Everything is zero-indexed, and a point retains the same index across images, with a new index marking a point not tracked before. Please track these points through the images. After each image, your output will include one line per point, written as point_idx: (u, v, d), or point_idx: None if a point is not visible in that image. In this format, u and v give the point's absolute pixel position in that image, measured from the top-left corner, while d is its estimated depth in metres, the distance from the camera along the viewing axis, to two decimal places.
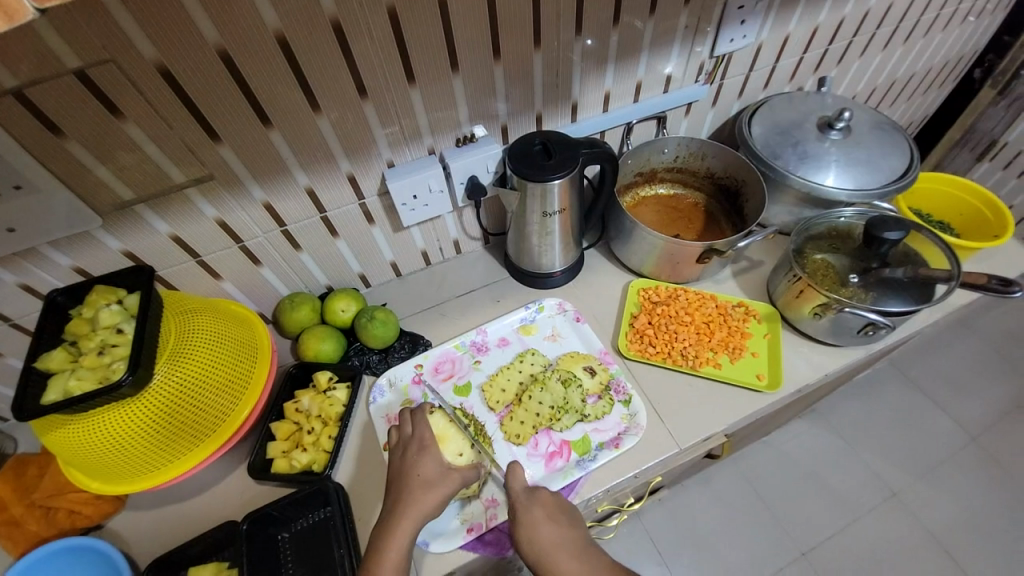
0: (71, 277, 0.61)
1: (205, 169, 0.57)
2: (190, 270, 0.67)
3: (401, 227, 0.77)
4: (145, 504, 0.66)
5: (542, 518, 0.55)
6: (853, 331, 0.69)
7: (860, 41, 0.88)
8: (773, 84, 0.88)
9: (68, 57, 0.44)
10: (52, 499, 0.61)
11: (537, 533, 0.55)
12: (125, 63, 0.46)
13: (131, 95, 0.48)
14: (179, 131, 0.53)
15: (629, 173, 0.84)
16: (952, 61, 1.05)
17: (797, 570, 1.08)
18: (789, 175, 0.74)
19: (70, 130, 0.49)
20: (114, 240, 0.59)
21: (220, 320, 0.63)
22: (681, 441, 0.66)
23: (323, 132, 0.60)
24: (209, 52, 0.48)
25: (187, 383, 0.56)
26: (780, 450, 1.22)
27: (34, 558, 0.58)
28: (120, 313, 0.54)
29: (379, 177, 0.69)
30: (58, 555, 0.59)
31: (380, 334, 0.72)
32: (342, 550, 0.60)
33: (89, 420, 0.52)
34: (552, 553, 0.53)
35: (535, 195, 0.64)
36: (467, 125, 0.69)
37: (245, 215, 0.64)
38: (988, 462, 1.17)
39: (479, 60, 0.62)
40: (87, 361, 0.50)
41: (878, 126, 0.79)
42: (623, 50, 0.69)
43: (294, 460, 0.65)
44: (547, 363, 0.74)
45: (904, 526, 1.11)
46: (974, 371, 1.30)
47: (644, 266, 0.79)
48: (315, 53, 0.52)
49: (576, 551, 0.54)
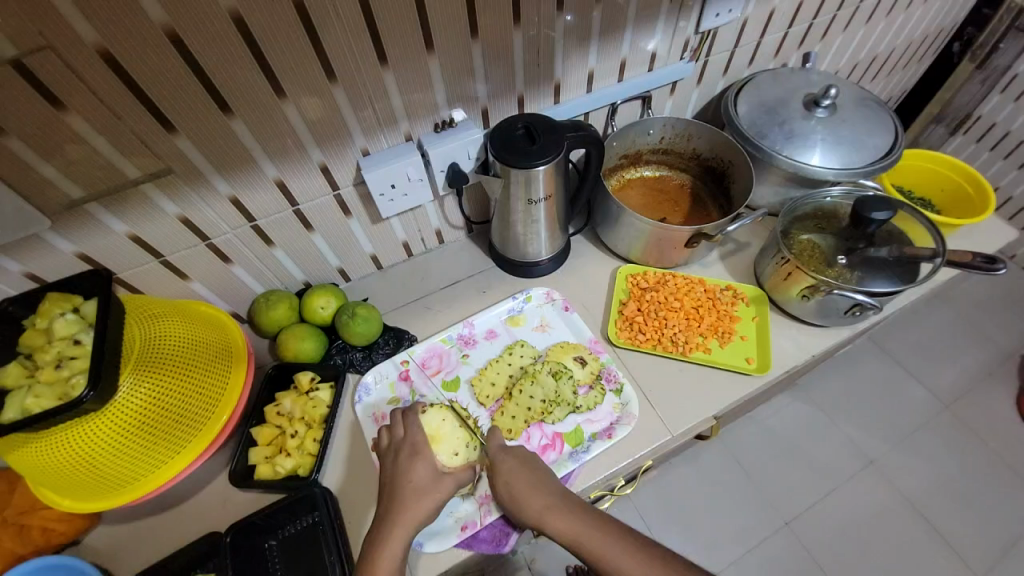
0: (24, 284, 0.56)
1: (161, 161, 0.53)
2: (154, 270, 0.62)
3: (380, 218, 0.74)
4: (122, 517, 0.63)
5: (527, 489, 0.56)
6: (840, 312, 0.69)
7: (844, 16, 0.87)
8: (757, 60, 0.86)
9: (2, 45, 0.40)
10: (24, 516, 0.57)
11: (529, 504, 0.55)
12: (65, 50, 0.42)
13: (74, 83, 0.44)
14: (129, 122, 0.48)
15: (614, 156, 0.82)
16: (932, 34, 1.05)
17: (782, 539, 1.11)
18: (775, 155, 0.73)
19: (8, 126, 0.44)
20: (67, 242, 0.55)
21: (190, 324, 0.59)
22: (674, 427, 0.66)
23: (290, 118, 0.56)
24: (157, 33, 0.44)
25: (158, 392, 0.53)
26: (763, 425, 1.24)
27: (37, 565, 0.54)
28: (76, 323, 0.50)
29: (353, 166, 0.65)
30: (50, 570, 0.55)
31: (362, 331, 0.69)
32: (333, 557, 0.58)
33: (52, 437, 0.48)
34: (551, 519, 0.54)
35: (519, 181, 0.61)
36: (446, 109, 0.65)
37: (211, 211, 0.60)
38: (960, 428, 1.22)
39: (457, 39, 0.58)
40: (43, 376, 0.47)
41: (863, 102, 0.78)
42: (607, 26, 0.66)
43: (278, 467, 0.62)
44: (537, 355, 0.72)
45: (882, 491, 1.15)
46: (948, 340, 1.34)
47: (631, 251, 0.77)
48: (275, 32, 0.48)
49: (567, 509, 0.54)
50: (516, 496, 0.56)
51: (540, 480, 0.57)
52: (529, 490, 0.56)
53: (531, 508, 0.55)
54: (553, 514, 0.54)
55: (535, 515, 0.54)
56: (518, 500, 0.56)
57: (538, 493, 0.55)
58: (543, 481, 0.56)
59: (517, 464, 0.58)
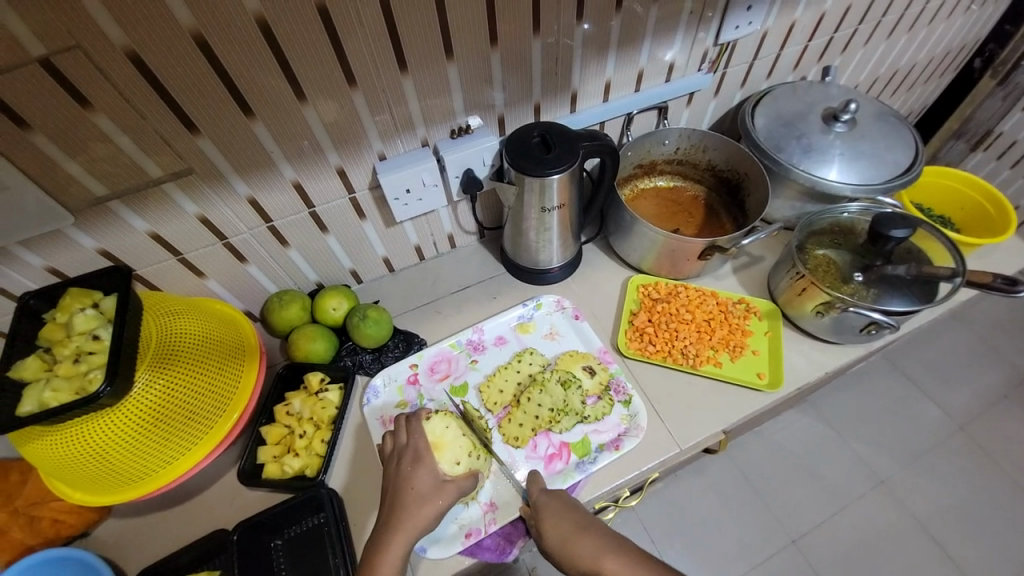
0: (45, 278, 0.57)
1: (183, 161, 0.54)
2: (171, 268, 0.63)
3: (394, 222, 0.74)
4: (131, 511, 0.63)
5: (574, 531, 0.54)
6: (855, 330, 0.68)
7: (866, 29, 0.86)
8: (776, 73, 0.86)
9: (32, 46, 0.41)
10: (35, 507, 0.58)
11: (573, 544, 0.54)
12: (93, 50, 0.43)
13: (101, 84, 0.45)
14: (154, 123, 0.49)
15: (629, 165, 0.82)
16: (954, 50, 1.04)
17: (787, 556, 1.10)
18: (792, 169, 0.73)
19: (36, 123, 0.45)
20: (88, 238, 0.56)
21: (205, 322, 0.60)
22: (681, 441, 0.66)
23: (310, 122, 0.57)
24: (184, 37, 0.44)
25: (172, 388, 0.53)
26: (772, 440, 1.23)
27: (54, 555, 0.56)
28: (96, 318, 0.51)
29: (370, 171, 0.66)
30: (64, 561, 0.57)
31: (373, 333, 0.70)
32: (337, 560, 0.58)
33: (68, 430, 0.49)
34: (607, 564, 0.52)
35: (533, 189, 0.61)
36: (462, 116, 0.66)
37: (229, 211, 0.61)
38: (975, 450, 1.19)
39: (476, 48, 0.59)
40: (62, 369, 0.48)
41: (883, 117, 0.77)
42: (626, 37, 0.66)
43: (285, 466, 0.63)
44: (546, 363, 0.72)
45: (892, 512, 1.13)
46: (963, 360, 1.32)
47: (643, 261, 0.77)
48: (298, 37, 0.49)
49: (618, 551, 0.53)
50: (565, 542, 0.54)
51: (585, 519, 0.56)
52: (578, 531, 0.54)
53: (584, 552, 0.53)
54: (607, 558, 0.52)
55: (589, 561, 0.53)
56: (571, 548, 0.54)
57: (586, 537, 0.54)
58: (589, 521, 0.55)
59: (561, 506, 0.57)
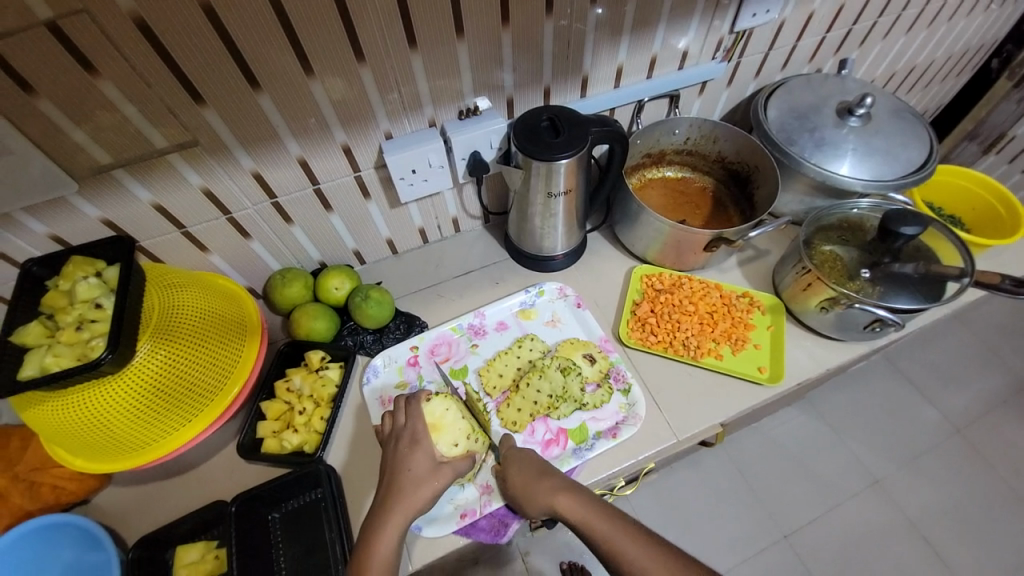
0: (49, 246, 0.57)
1: (188, 133, 0.53)
2: (174, 241, 0.63)
3: (398, 203, 0.74)
4: (130, 481, 0.64)
5: (533, 476, 0.57)
6: (860, 327, 0.67)
7: (884, 23, 0.84)
8: (791, 65, 0.84)
9: (39, 8, 0.40)
10: (35, 473, 0.58)
11: (527, 484, 0.56)
12: (100, 15, 0.42)
13: (108, 51, 0.44)
14: (159, 92, 0.49)
15: (637, 154, 0.81)
16: (973, 48, 1.02)
17: (778, 551, 1.10)
18: (804, 162, 0.72)
19: (41, 87, 0.45)
20: (93, 206, 0.56)
21: (207, 296, 0.60)
22: (679, 431, 0.66)
23: (317, 97, 0.56)
24: (192, 5, 0.44)
25: (173, 360, 0.53)
26: (768, 437, 1.23)
27: (60, 520, 0.57)
28: (98, 287, 0.51)
29: (376, 149, 0.65)
30: (68, 526, 0.58)
31: (374, 314, 0.70)
32: (333, 534, 0.59)
33: (70, 397, 0.50)
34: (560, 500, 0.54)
35: (540, 173, 0.60)
36: (471, 97, 0.65)
37: (233, 185, 0.60)
38: (972, 454, 1.19)
39: (488, 28, 0.58)
40: (65, 336, 0.48)
41: (898, 114, 0.76)
42: (640, 22, 0.65)
43: (285, 441, 0.63)
44: (547, 350, 0.72)
45: (885, 512, 1.13)
46: (965, 363, 1.31)
47: (648, 251, 0.76)
48: (306, 9, 0.48)
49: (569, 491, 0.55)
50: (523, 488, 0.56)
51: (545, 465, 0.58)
52: (536, 477, 0.57)
53: (539, 492, 0.55)
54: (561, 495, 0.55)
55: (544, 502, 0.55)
56: (528, 489, 0.56)
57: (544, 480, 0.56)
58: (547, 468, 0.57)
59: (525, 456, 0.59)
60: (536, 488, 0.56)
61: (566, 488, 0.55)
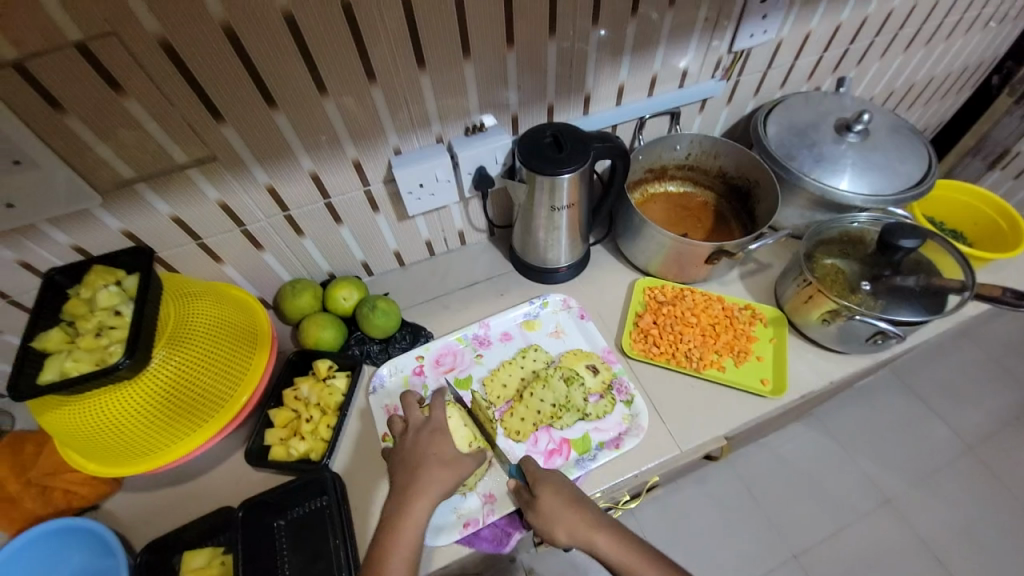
0: (70, 256, 0.60)
1: (207, 149, 0.56)
2: (190, 252, 0.65)
3: (406, 216, 0.76)
4: (140, 486, 0.65)
5: (560, 505, 0.55)
6: (861, 339, 0.67)
7: (882, 42, 0.86)
8: (790, 83, 0.86)
9: (69, 29, 0.43)
10: (48, 478, 0.59)
11: (552, 516, 0.54)
12: (127, 37, 0.45)
13: (135, 72, 0.47)
14: (181, 110, 0.51)
15: (640, 169, 0.83)
16: (972, 66, 1.03)
17: (787, 571, 1.08)
18: (803, 177, 0.73)
19: (70, 105, 0.47)
20: (115, 219, 0.58)
21: (220, 305, 0.62)
22: (682, 443, 0.66)
23: (330, 115, 0.58)
24: (215, 29, 0.47)
25: (187, 367, 0.55)
26: (776, 453, 1.22)
27: (81, 525, 0.59)
28: (118, 295, 0.53)
29: (384, 164, 0.67)
30: (88, 532, 0.59)
31: (381, 324, 0.71)
32: (339, 541, 0.59)
33: (88, 401, 0.51)
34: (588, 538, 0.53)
35: (543, 188, 0.62)
36: (477, 114, 0.67)
37: (247, 198, 0.63)
38: (985, 472, 1.17)
39: (493, 48, 0.60)
40: (85, 342, 0.50)
41: (897, 129, 0.77)
42: (640, 42, 0.67)
43: (292, 448, 0.65)
44: (550, 360, 0.73)
45: (897, 532, 1.11)
46: (975, 380, 1.30)
47: (650, 264, 0.78)
48: (320, 31, 0.51)
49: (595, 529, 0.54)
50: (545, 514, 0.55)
51: (571, 493, 0.56)
52: (563, 507, 0.55)
53: (566, 523, 0.54)
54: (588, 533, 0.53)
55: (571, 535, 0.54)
56: (552, 523, 0.54)
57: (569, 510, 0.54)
58: (572, 501, 0.55)
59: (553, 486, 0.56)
60: (562, 520, 0.54)
61: (595, 525, 0.54)
